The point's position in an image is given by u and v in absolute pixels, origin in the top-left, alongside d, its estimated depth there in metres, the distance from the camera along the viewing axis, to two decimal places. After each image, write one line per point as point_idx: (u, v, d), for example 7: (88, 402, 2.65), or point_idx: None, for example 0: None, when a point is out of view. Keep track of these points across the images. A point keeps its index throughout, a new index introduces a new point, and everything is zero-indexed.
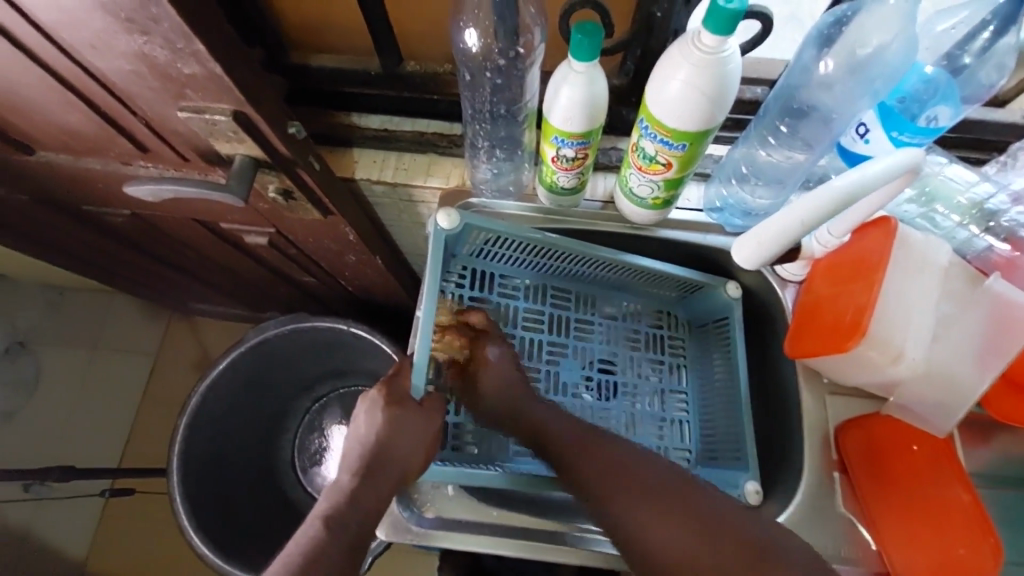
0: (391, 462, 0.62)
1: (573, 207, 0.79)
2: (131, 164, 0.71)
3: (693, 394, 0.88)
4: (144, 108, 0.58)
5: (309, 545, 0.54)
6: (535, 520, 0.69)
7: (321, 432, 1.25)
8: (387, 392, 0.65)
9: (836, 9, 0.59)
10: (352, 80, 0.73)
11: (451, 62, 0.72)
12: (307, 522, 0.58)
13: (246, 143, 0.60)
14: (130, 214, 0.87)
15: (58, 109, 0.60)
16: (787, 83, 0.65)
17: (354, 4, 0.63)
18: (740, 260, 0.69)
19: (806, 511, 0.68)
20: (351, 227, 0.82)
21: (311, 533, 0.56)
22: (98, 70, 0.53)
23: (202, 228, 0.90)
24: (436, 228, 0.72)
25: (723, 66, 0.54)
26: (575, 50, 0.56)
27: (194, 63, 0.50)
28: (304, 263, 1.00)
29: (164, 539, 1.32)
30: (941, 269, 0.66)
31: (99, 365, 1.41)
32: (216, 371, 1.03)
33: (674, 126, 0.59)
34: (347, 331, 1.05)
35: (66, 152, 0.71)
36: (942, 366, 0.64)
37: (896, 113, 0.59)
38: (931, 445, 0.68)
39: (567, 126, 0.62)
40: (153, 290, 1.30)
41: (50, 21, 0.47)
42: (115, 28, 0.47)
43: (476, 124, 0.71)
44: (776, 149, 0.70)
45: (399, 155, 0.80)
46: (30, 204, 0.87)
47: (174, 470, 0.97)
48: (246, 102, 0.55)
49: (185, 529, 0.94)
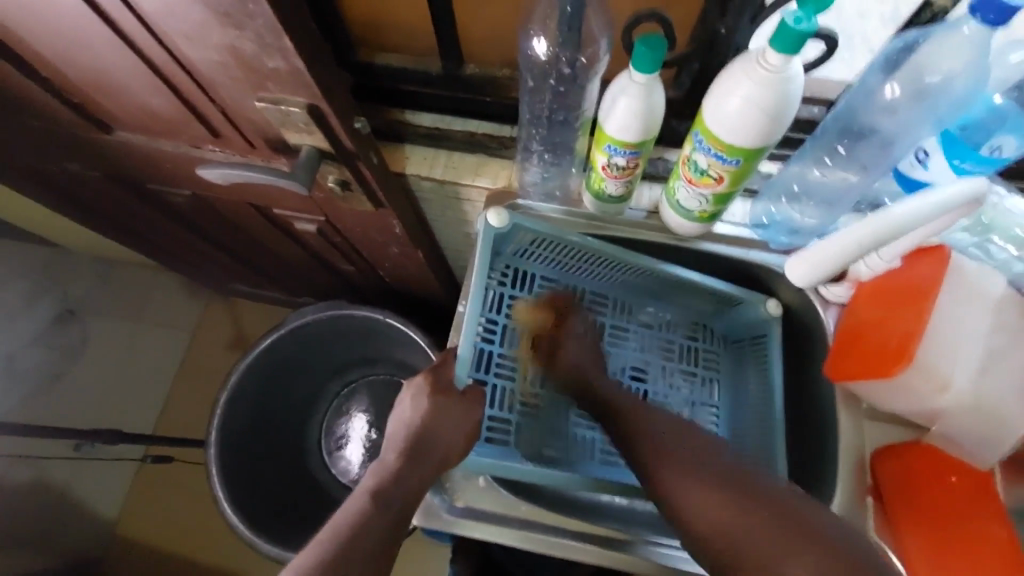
0: (433, 448, 0.66)
1: (617, 214, 0.80)
2: (201, 147, 0.75)
3: (724, 408, 0.88)
4: (223, 97, 0.62)
5: (356, 518, 0.59)
6: (564, 518, 0.71)
7: (348, 416, 1.28)
8: (432, 380, 0.68)
9: (906, 36, 0.59)
10: (414, 80, 0.76)
11: (510, 66, 0.74)
12: (352, 497, 0.63)
13: (315, 134, 0.64)
14: (191, 194, 0.92)
15: (142, 92, 0.64)
16: (848, 104, 0.65)
17: (424, 7, 0.66)
18: (790, 276, 0.69)
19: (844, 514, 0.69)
20: (399, 220, 0.85)
21: (358, 504, 0.61)
22: (187, 58, 0.56)
23: (256, 212, 0.94)
24: (485, 225, 0.74)
25: (785, 85, 0.55)
26: (638, 61, 0.57)
27: (279, 58, 0.53)
28: (347, 252, 1.04)
29: (192, 506, 1.38)
30: (993, 300, 0.65)
31: (142, 336, 1.47)
32: (258, 349, 1.07)
33: (730, 142, 0.59)
34: (383, 320, 1.08)
35: (142, 132, 0.75)
36: (989, 399, 0.63)
37: (960, 141, 0.57)
38: (970, 477, 0.66)
39: (622, 135, 0.63)
40: (197, 268, 1.35)
41: (153, 12, 0.50)
42: (212, 23, 0.50)
43: (533, 128, 0.74)
44: (831, 170, 0.71)
45: (450, 154, 0.82)
46: (99, 179, 0.92)
47: (212, 444, 1.01)
48: (321, 97, 0.58)
49: (219, 499, 0.98)
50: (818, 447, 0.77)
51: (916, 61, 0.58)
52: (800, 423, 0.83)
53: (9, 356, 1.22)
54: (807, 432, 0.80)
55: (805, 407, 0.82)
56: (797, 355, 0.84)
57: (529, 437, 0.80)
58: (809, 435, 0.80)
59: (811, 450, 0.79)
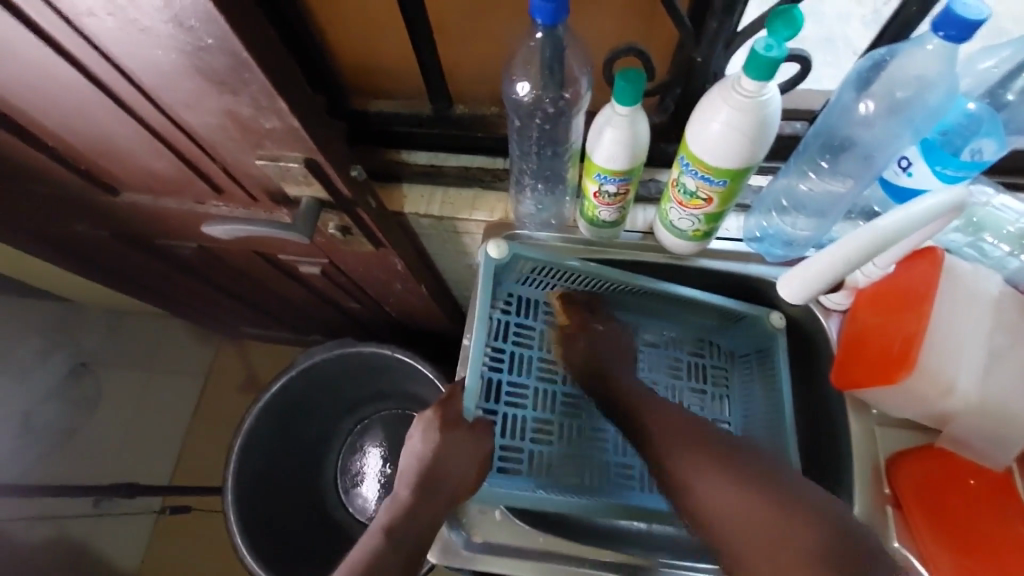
0: (442, 481, 0.67)
1: (612, 238, 0.81)
2: (205, 203, 0.77)
3: (737, 424, 0.88)
4: (225, 156, 0.64)
5: (372, 556, 0.63)
6: (580, 547, 0.70)
7: (361, 452, 1.28)
8: (443, 414, 0.69)
9: (874, 53, 0.61)
10: (405, 123, 0.78)
11: (497, 104, 0.77)
12: (370, 533, 0.67)
13: (313, 185, 0.66)
14: (197, 246, 0.94)
15: (147, 156, 0.67)
16: (825, 123, 0.67)
17: (410, 52, 0.68)
18: (786, 296, 0.70)
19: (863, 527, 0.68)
20: (400, 258, 0.87)
21: (373, 541, 0.65)
22: (187, 123, 0.59)
23: (262, 259, 0.96)
24: (486, 257, 0.75)
25: (762, 108, 0.56)
26: (619, 95, 0.59)
27: (275, 118, 0.56)
28: (352, 290, 1.05)
29: (212, 554, 1.37)
30: (993, 299, 0.65)
31: (156, 384, 1.50)
32: (269, 393, 1.08)
33: (716, 165, 0.61)
34: (391, 355, 1.09)
35: (148, 192, 0.78)
36: (999, 400, 0.63)
37: (939, 148, 0.59)
38: (987, 480, 0.66)
39: (610, 164, 0.65)
40: (208, 314, 1.38)
41: (154, 85, 0.53)
42: (209, 91, 0.53)
43: (523, 163, 0.76)
44: (817, 183, 0.71)
45: (446, 190, 0.85)
46: (109, 238, 0.95)
47: (229, 490, 1.02)
48: (317, 150, 0.60)
49: (238, 547, 0.98)
50: (832, 455, 0.77)
51: (887, 77, 0.60)
52: (815, 434, 0.82)
53: (27, 413, 1.25)
54: (822, 444, 0.80)
55: (817, 418, 0.82)
56: (804, 366, 0.85)
57: (542, 466, 0.79)
58: (824, 443, 0.79)
59: (826, 459, 0.78)
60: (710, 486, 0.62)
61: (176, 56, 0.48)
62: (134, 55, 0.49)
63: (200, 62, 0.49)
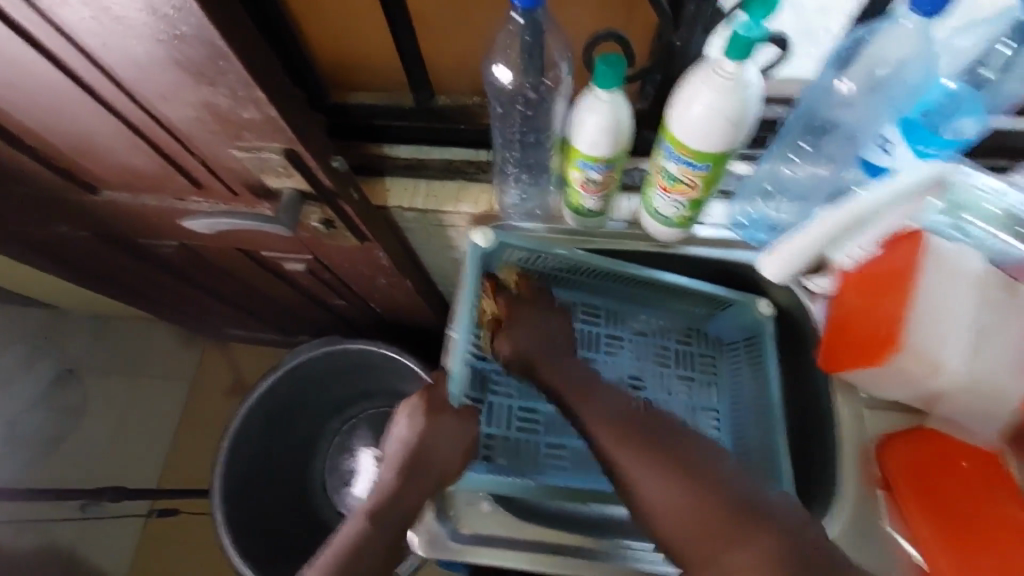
0: (431, 473, 0.67)
1: (599, 227, 0.81)
2: (185, 200, 0.76)
3: (725, 411, 0.87)
4: (204, 149, 0.63)
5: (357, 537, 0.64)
6: (567, 535, 0.70)
7: (351, 452, 1.25)
8: (428, 398, 0.70)
9: (853, 33, 0.62)
10: (386, 114, 0.78)
11: (480, 93, 0.76)
12: (355, 517, 0.67)
13: (294, 177, 0.65)
14: (179, 245, 0.93)
15: (124, 151, 0.66)
16: (806, 106, 0.67)
17: (390, 42, 0.68)
18: (768, 273, 0.72)
19: (851, 513, 0.70)
20: (385, 251, 0.86)
21: (358, 525, 0.66)
22: (164, 116, 0.58)
23: (244, 257, 0.95)
24: (472, 245, 0.75)
25: (743, 91, 0.57)
26: (600, 79, 0.59)
27: (253, 109, 0.55)
28: (336, 286, 1.04)
29: (202, 559, 1.35)
30: (976, 275, 0.65)
31: (141, 389, 1.47)
32: (256, 394, 1.07)
33: (697, 147, 0.61)
34: (378, 352, 1.08)
35: (127, 190, 0.77)
36: (984, 378, 0.63)
37: (919, 128, 0.59)
38: (974, 458, 0.67)
39: (593, 151, 0.65)
40: (192, 317, 1.36)
41: (128, 76, 0.52)
42: (186, 82, 0.52)
43: (506, 151, 0.75)
44: (800, 165, 0.73)
45: (429, 182, 0.84)
46: (88, 238, 0.93)
47: (216, 491, 1.00)
48: (297, 141, 0.59)
49: (225, 547, 0.98)
50: (821, 439, 0.77)
51: (868, 57, 0.61)
52: (803, 419, 0.82)
53: (10, 422, 1.22)
54: (810, 428, 0.80)
55: (805, 402, 0.82)
56: (791, 352, 0.85)
57: (527, 456, 0.79)
58: (813, 427, 0.80)
59: (815, 442, 0.79)
60: (670, 490, 0.60)
61: (151, 44, 0.47)
62: (107, 46, 0.48)
63: (176, 52, 0.48)
